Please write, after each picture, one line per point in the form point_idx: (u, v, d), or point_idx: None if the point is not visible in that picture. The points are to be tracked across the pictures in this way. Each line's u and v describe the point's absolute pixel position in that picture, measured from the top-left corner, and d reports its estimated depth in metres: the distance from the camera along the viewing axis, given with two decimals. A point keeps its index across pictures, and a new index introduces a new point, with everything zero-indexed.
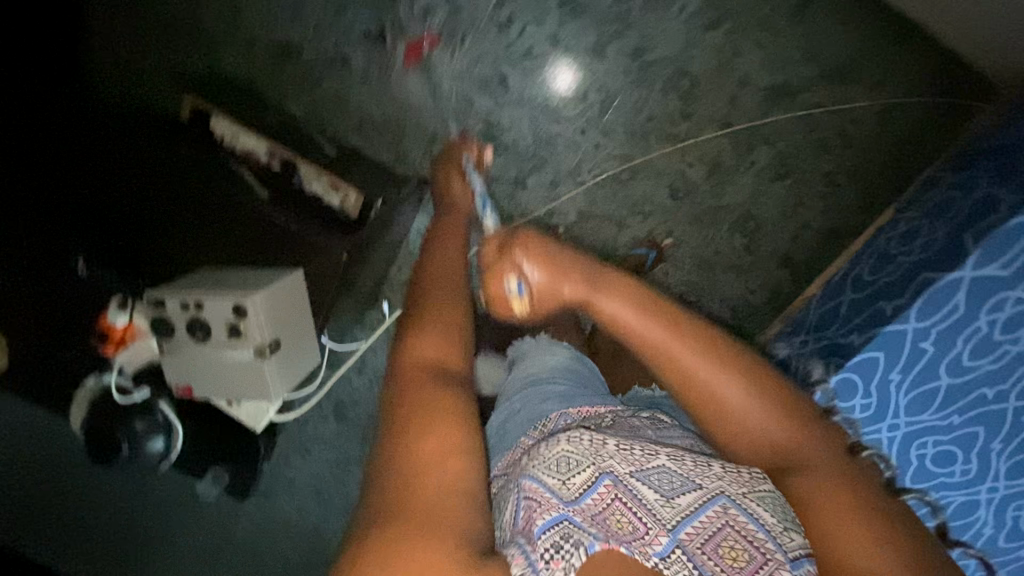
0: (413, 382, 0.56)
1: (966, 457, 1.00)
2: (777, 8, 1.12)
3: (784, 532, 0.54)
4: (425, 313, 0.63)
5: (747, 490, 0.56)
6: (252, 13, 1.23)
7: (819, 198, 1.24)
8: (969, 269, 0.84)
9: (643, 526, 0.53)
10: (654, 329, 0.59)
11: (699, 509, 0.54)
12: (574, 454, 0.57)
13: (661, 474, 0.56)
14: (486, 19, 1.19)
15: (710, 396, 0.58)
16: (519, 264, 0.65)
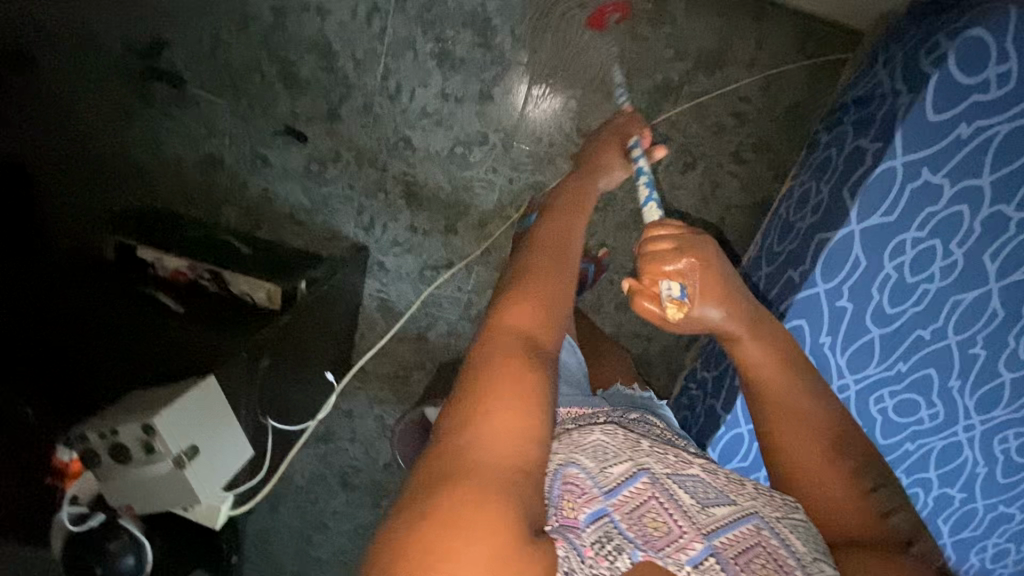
0: (500, 350, 0.53)
1: (928, 402, 0.99)
2: (636, 16, 1.16)
3: (814, 562, 0.55)
4: (525, 283, 0.59)
5: (781, 515, 0.58)
6: (169, 138, 1.30)
7: (732, 177, 1.27)
8: (856, 223, 0.85)
9: (679, 528, 0.54)
10: (782, 374, 0.66)
11: (733, 522, 0.56)
12: (610, 446, 0.59)
13: (698, 485, 0.58)
14: (376, 91, 1.25)
15: (811, 445, 0.64)
16: (688, 274, 0.61)
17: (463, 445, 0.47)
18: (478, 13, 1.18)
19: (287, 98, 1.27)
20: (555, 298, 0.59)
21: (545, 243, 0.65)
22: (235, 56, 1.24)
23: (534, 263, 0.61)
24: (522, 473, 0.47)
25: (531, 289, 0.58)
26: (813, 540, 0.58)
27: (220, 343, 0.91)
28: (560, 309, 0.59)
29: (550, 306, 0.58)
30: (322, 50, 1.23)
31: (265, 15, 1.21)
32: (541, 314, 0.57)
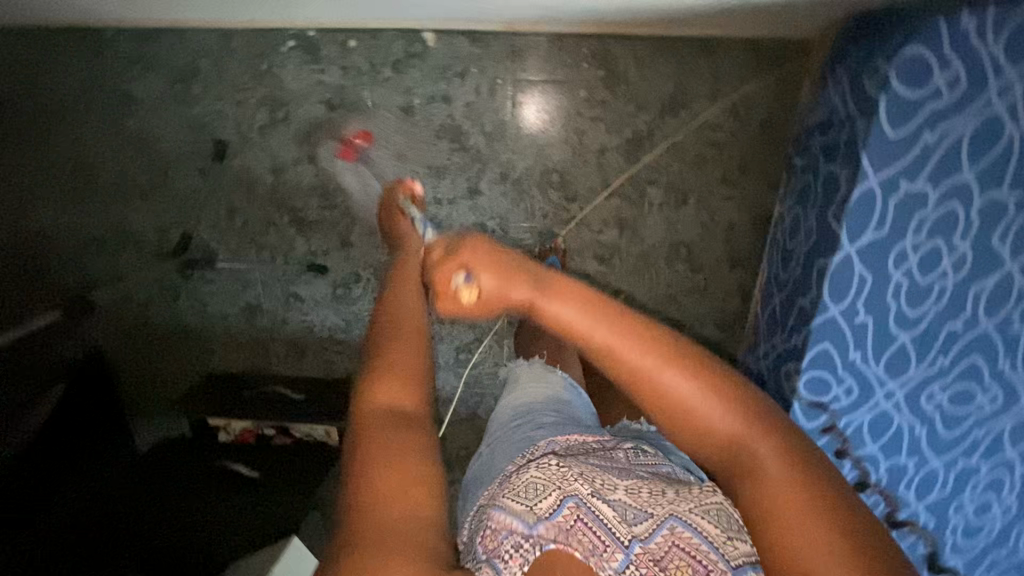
0: (375, 428, 0.52)
1: (982, 386, 0.97)
2: (591, 85, 1.23)
3: (727, 542, 0.57)
4: (383, 362, 0.57)
5: (694, 507, 0.60)
6: (217, 302, 1.45)
7: (726, 200, 1.30)
8: (850, 244, 0.86)
9: (602, 543, 0.57)
10: (624, 339, 0.51)
11: (650, 532, 0.58)
12: (540, 480, 0.61)
13: (620, 502, 0.60)
14: (376, 212, 1.36)
15: (685, 411, 0.51)
16: (462, 266, 0.56)
17: (367, 511, 0.47)
18: (449, 123, 1.27)
19: (302, 240, 1.39)
20: (416, 368, 0.57)
21: (383, 324, 0.62)
22: (251, 217, 1.37)
23: (380, 339, 0.60)
24: (414, 513, 0.47)
25: (385, 359, 0.57)
26: (728, 519, 0.60)
27: (278, 492, 1.06)
28: (414, 374, 0.57)
29: (410, 375, 0.56)
30: (323, 192, 1.35)
31: (267, 176, 1.34)
32: (397, 380, 0.55)
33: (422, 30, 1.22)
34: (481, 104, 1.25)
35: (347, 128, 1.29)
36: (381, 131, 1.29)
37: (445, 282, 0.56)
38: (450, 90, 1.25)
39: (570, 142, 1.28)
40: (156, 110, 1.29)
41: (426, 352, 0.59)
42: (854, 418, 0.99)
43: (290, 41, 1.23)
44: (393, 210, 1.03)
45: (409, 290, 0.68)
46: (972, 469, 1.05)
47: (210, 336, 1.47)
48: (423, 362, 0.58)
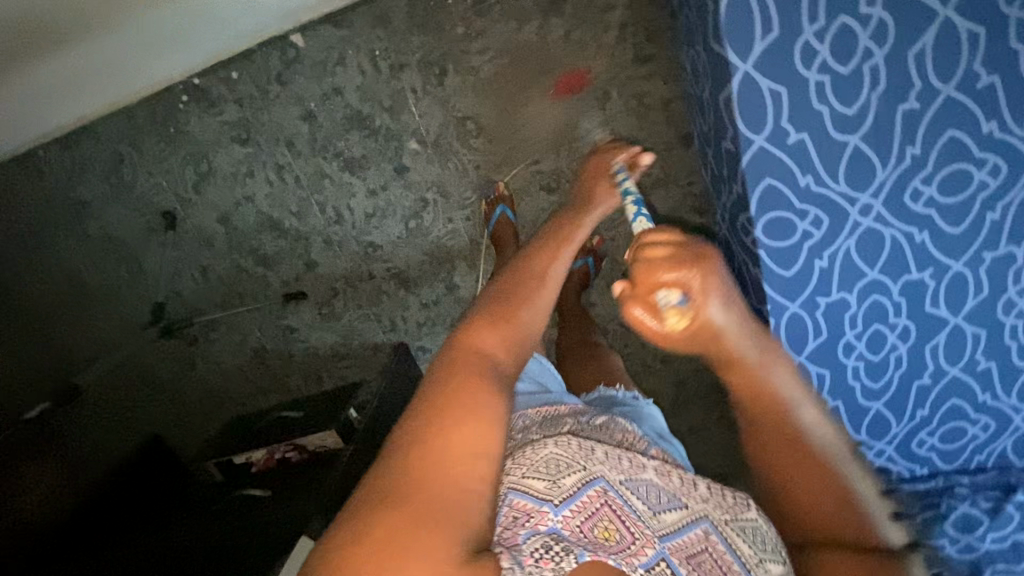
0: (465, 373, 0.54)
1: (974, 162, 0.83)
2: (466, 18, 1.20)
3: (760, 562, 0.61)
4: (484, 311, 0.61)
5: (730, 516, 0.64)
6: (222, 351, 1.51)
7: (649, 78, 1.20)
8: (744, 62, 0.76)
9: (630, 534, 0.58)
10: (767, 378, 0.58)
11: (682, 526, 0.61)
12: (563, 458, 0.62)
13: (651, 489, 0.63)
14: (325, 223, 1.38)
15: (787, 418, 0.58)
16: (682, 283, 0.51)
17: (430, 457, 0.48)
18: (351, 113, 1.27)
19: (273, 274, 1.45)
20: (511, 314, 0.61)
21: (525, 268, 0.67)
22: (222, 271, 1.44)
23: (517, 275, 0.65)
24: (472, 483, 0.48)
25: (502, 310, 0.61)
26: (761, 544, 0.63)
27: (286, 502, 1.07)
28: (524, 335, 0.60)
29: (512, 336, 0.59)
30: (271, 223, 1.39)
31: (218, 227, 1.40)
32: (505, 342, 0.59)
33: (289, 34, 1.23)
34: (369, 82, 1.24)
35: (266, 156, 1.32)
36: (295, 147, 1.31)
37: (646, 284, 0.52)
38: (339, 81, 1.25)
39: (472, 86, 1.24)
40: (103, 205, 1.39)
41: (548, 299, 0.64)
42: (836, 247, 0.89)
43: (182, 96, 1.28)
44: (602, 170, 0.97)
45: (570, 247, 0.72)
46: (1009, 259, 0.90)
47: (230, 384, 1.53)
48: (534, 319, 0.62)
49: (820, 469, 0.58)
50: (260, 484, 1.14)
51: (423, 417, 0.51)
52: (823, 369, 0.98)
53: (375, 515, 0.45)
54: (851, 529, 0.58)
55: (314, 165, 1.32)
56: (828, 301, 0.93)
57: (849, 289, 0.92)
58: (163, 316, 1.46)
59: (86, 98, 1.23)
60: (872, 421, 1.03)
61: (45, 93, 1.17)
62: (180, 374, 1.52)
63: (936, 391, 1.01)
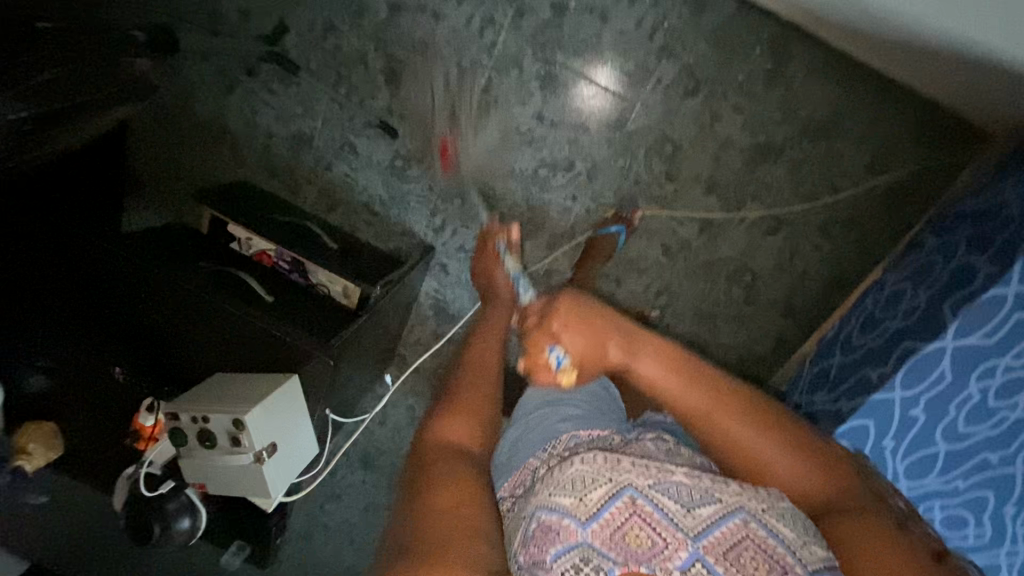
0: (437, 462, 0.56)
1: (978, 521, 0.93)
2: (752, 75, 1.16)
3: (802, 545, 0.51)
4: (452, 398, 0.63)
5: (768, 507, 0.53)
6: (267, 113, 1.31)
7: (816, 250, 1.21)
8: (952, 339, 0.83)
9: (662, 540, 0.51)
10: (694, 395, 0.56)
11: (716, 524, 0.52)
12: (587, 470, 0.55)
13: (681, 487, 0.54)
14: (475, 101, 1.25)
15: (723, 436, 0.56)
16: (554, 332, 0.60)
17: (430, 528, 0.49)
18: (589, 42, 1.19)
19: (386, 93, 1.28)
20: (479, 406, 0.62)
21: (463, 363, 0.69)
22: (345, 45, 1.26)
23: (462, 386, 0.64)
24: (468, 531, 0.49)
25: (462, 401, 0.62)
26: (800, 519, 0.54)
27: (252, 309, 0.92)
28: (489, 417, 0.62)
29: (477, 416, 0.61)
30: (431, 54, 1.25)
31: (383, 10, 1.24)
32: (471, 426, 0.60)
33: None
34: (632, 42, 1.18)
35: (488, 4, 1.21)
36: (523, 20, 1.20)
37: (536, 340, 0.62)
38: (609, 13, 1.17)
39: (699, 122, 1.20)
40: None
41: (486, 387, 0.65)
42: None
43: None
44: (487, 247, 1.00)
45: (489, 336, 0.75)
46: None
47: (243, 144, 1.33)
48: (490, 402, 0.64)
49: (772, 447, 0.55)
50: (260, 282, 1.00)
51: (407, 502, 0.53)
52: None
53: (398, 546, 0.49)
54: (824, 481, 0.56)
55: (521, 47, 1.22)
56: None
57: None
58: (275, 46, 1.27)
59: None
60: None
61: None
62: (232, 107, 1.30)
63: None
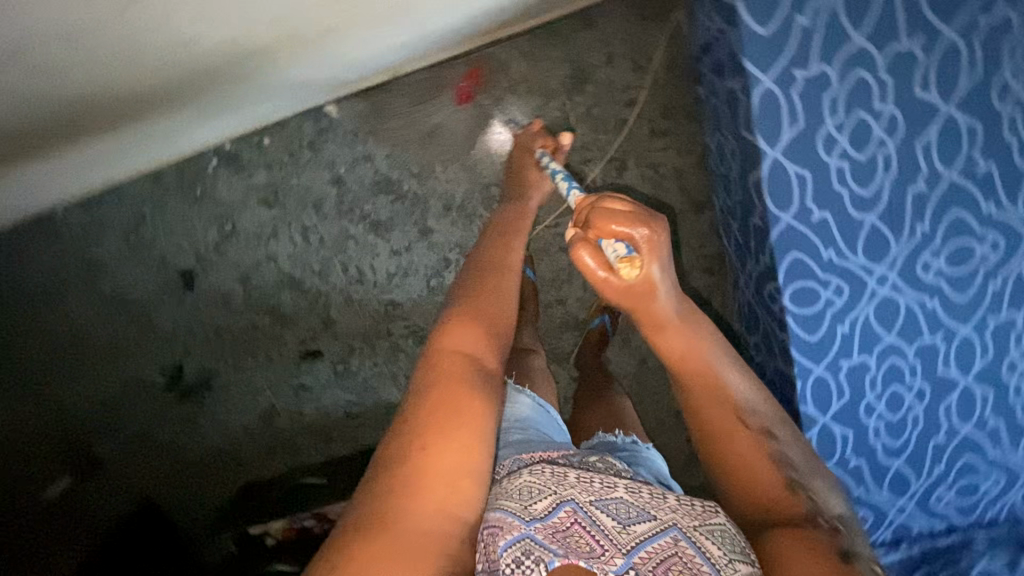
0: (451, 372, 0.61)
1: (978, 237, 0.92)
2: (496, 94, 1.26)
3: (728, 565, 0.54)
4: (469, 310, 0.69)
5: (700, 523, 0.57)
6: (225, 413, 1.39)
7: (663, 151, 1.27)
8: (773, 148, 0.84)
9: (599, 547, 0.55)
10: (695, 361, 0.70)
11: (651, 536, 0.55)
12: (535, 482, 0.60)
13: (620, 502, 0.58)
14: (345, 283, 1.38)
15: (716, 396, 0.67)
16: (634, 228, 0.66)
17: (424, 467, 0.54)
18: (380, 178, 1.31)
19: (289, 334, 1.40)
20: (494, 327, 0.69)
21: (483, 280, 0.75)
22: (234, 322, 1.38)
23: (481, 303, 0.70)
24: (452, 501, 0.54)
25: (476, 312, 0.69)
26: (737, 547, 0.56)
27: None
28: (498, 342, 0.68)
29: (489, 332, 0.68)
30: (291, 283, 1.37)
31: (237, 287, 1.37)
32: (481, 342, 0.66)
33: (324, 106, 1.27)
34: (403, 150, 1.30)
35: (292, 218, 1.33)
36: (322, 210, 1.33)
37: (600, 226, 0.67)
38: (371, 149, 1.29)
39: (496, 155, 1.29)
40: (120, 262, 1.34)
41: (505, 306, 0.72)
42: (855, 315, 0.95)
43: (212, 161, 1.30)
44: (525, 152, 1.07)
45: (514, 247, 0.83)
46: (1009, 325, 0.98)
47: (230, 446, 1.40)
48: (504, 323, 0.70)
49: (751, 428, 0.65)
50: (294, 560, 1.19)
51: (410, 427, 0.56)
52: (846, 428, 1.03)
53: (372, 509, 0.51)
54: (785, 491, 0.60)
55: (339, 227, 1.34)
56: (849, 364, 0.99)
57: (867, 352, 0.98)
58: (181, 379, 1.38)
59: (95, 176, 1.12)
60: (893, 478, 1.07)
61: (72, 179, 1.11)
62: (181, 434, 1.38)
63: (951, 447, 1.05)
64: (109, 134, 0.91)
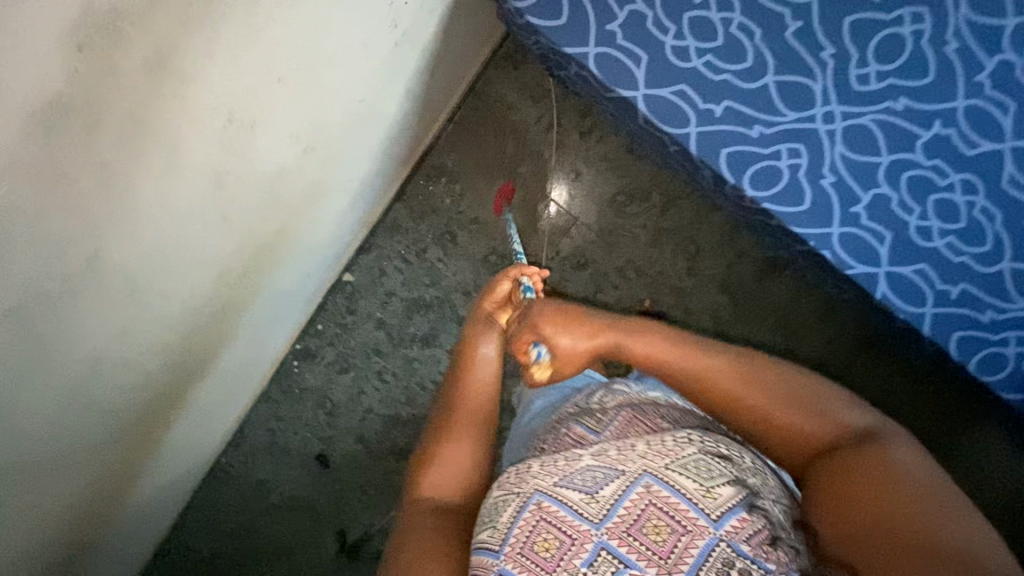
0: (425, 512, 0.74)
1: (895, 21, 0.87)
2: (447, 189, 1.46)
3: (706, 495, 0.61)
4: (444, 449, 0.81)
5: (667, 463, 0.64)
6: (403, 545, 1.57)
7: (603, 141, 1.40)
8: (637, 89, 0.91)
9: (569, 535, 0.61)
10: (690, 366, 0.76)
11: (623, 495, 0.62)
12: (502, 496, 0.67)
13: (584, 475, 0.65)
14: (430, 398, 1.56)
15: (725, 392, 0.74)
16: (534, 331, 0.79)
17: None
18: (407, 301, 1.52)
19: (414, 461, 1.58)
20: (469, 447, 0.82)
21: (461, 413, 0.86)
22: (373, 475, 1.60)
23: (455, 438, 0.83)
24: None
25: (451, 445, 0.82)
26: (706, 472, 0.64)
27: None
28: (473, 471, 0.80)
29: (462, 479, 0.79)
30: (393, 420, 1.58)
31: (359, 445, 1.61)
32: (454, 485, 0.78)
33: (341, 277, 1.54)
34: (410, 271, 1.51)
35: (367, 370, 1.58)
36: (383, 351, 1.56)
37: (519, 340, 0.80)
38: (389, 286, 1.52)
39: (479, 232, 1.46)
40: (275, 471, 1.64)
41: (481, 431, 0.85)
42: (830, 160, 0.91)
43: (293, 362, 1.60)
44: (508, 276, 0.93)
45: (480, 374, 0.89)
46: (1008, 65, 0.87)
47: None
48: (480, 448, 0.82)
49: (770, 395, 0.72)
50: None
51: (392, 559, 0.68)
52: (916, 263, 0.92)
53: None
54: (824, 431, 0.70)
55: (401, 356, 1.56)
56: (864, 205, 0.91)
57: (874, 184, 0.91)
58: (348, 539, 1.60)
59: (226, 412, 1.46)
60: (1017, 279, 0.91)
61: (204, 436, 1.40)
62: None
63: None
64: (205, 388, 1.17)
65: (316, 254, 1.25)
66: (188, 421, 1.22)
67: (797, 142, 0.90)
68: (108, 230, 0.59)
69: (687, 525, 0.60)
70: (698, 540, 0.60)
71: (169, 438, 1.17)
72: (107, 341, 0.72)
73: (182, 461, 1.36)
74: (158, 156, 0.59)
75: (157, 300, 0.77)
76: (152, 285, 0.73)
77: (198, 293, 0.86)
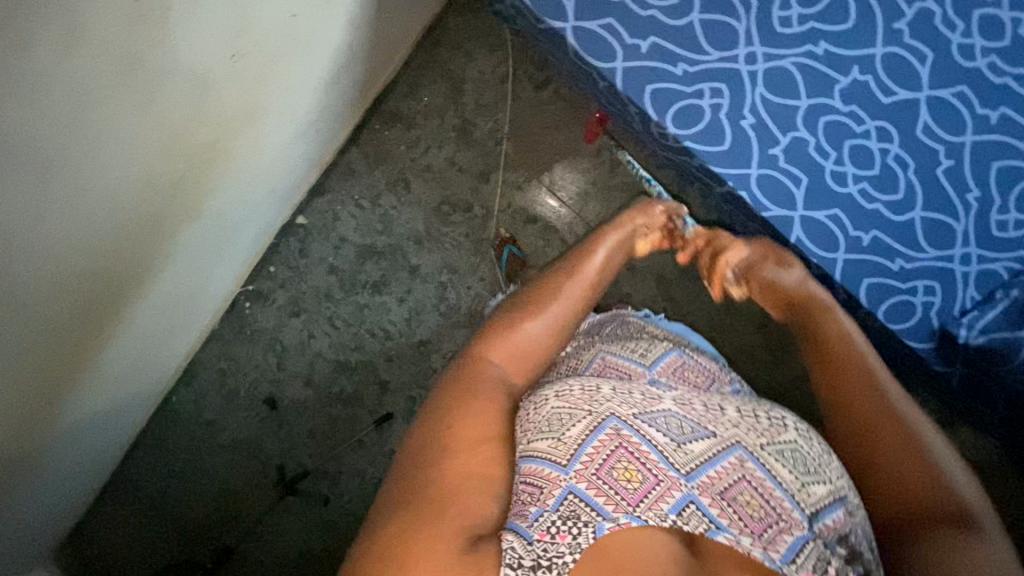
0: (483, 385, 0.72)
1: None
2: (403, 136, 1.49)
3: (801, 489, 0.66)
4: (528, 318, 0.80)
5: (764, 443, 0.69)
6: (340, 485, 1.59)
7: (556, 96, 1.45)
8: (567, 20, 0.94)
9: (653, 475, 0.64)
10: (858, 384, 0.78)
11: (717, 458, 0.66)
12: (566, 409, 0.69)
13: (669, 422, 0.68)
14: (378, 344, 1.57)
15: (881, 431, 0.75)
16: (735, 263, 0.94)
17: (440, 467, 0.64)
18: (360, 247, 1.54)
19: (360, 407, 1.60)
20: (552, 323, 0.80)
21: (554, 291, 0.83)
22: (318, 419, 1.62)
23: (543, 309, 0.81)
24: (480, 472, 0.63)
25: (536, 317, 0.80)
26: (801, 467, 0.68)
27: None
28: (543, 353, 0.79)
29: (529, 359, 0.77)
30: (341, 366, 1.60)
31: (306, 389, 1.62)
32: (518, 365, 0.76)
33: (295, 220, 1.56)
34: (364, 216, 1.53)
35: (317, 314, 1.60)
36: (334, 296, 1.58)
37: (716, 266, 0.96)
38: (342, 231, 1.55)
39: (433, 181, 1.49)
40: (222, 412, 1.65)
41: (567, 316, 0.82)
42: (750, 101, 0.92)
43: (245, 302, 1.62)
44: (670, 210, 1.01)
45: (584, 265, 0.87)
46: (925, 15, 0.90)
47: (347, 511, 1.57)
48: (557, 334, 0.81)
49: (908, 440, 0.73)
50: None
51: (435, 424, 0.68)
52: (830, 208, 0.94)
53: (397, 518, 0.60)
54: (930, 488, 0.70)
55: (351, 303, 1.57)
56: (783, 148, 0.93)
57: (793, 127, 0.93)
58: (286, 476, 1.60)
59: (174, 342, 1.47)
60: (927, 229, 0.92)
61: (150, 362, 1.42)
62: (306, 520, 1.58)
63: (970, 164, 0.91)
64: (145, 304, 1.18)
65: (263, 182, 1.26)
66: (129, 339, 1.23)
67: (721, 82, 0.92)
68: (15, 87, 0.61)
69: (780, 510, 0.64)
70: (789, 529, 0.63)
71: (109, 354, 1.18)
72: (20, 216, 0.72)
73: (125, 386, 1.37)
74: (59, 6, 0.60)
75: (74, 181, 0.78)
76: (62, 162, 0.74)
77: (122, 185, 0.87)
